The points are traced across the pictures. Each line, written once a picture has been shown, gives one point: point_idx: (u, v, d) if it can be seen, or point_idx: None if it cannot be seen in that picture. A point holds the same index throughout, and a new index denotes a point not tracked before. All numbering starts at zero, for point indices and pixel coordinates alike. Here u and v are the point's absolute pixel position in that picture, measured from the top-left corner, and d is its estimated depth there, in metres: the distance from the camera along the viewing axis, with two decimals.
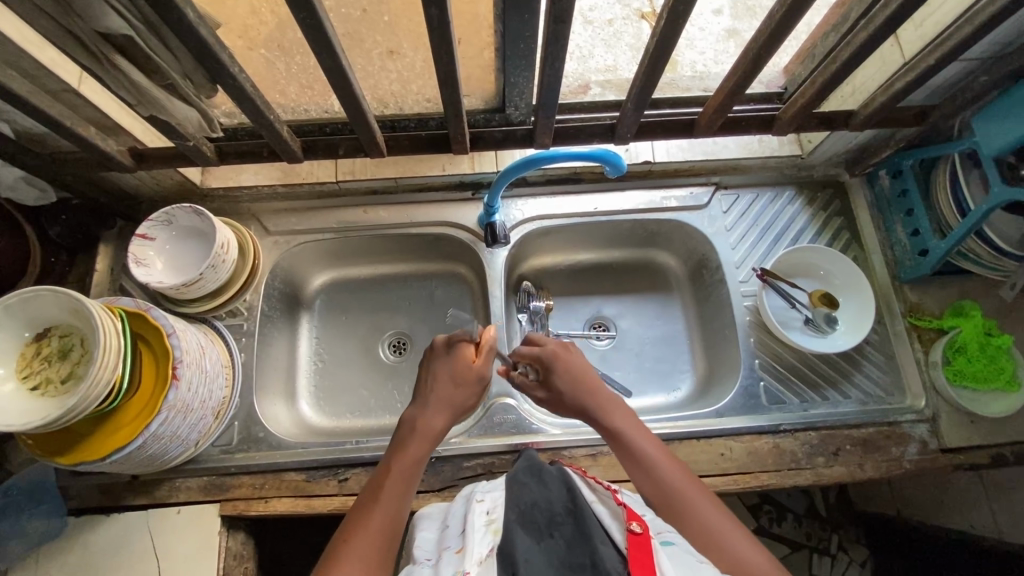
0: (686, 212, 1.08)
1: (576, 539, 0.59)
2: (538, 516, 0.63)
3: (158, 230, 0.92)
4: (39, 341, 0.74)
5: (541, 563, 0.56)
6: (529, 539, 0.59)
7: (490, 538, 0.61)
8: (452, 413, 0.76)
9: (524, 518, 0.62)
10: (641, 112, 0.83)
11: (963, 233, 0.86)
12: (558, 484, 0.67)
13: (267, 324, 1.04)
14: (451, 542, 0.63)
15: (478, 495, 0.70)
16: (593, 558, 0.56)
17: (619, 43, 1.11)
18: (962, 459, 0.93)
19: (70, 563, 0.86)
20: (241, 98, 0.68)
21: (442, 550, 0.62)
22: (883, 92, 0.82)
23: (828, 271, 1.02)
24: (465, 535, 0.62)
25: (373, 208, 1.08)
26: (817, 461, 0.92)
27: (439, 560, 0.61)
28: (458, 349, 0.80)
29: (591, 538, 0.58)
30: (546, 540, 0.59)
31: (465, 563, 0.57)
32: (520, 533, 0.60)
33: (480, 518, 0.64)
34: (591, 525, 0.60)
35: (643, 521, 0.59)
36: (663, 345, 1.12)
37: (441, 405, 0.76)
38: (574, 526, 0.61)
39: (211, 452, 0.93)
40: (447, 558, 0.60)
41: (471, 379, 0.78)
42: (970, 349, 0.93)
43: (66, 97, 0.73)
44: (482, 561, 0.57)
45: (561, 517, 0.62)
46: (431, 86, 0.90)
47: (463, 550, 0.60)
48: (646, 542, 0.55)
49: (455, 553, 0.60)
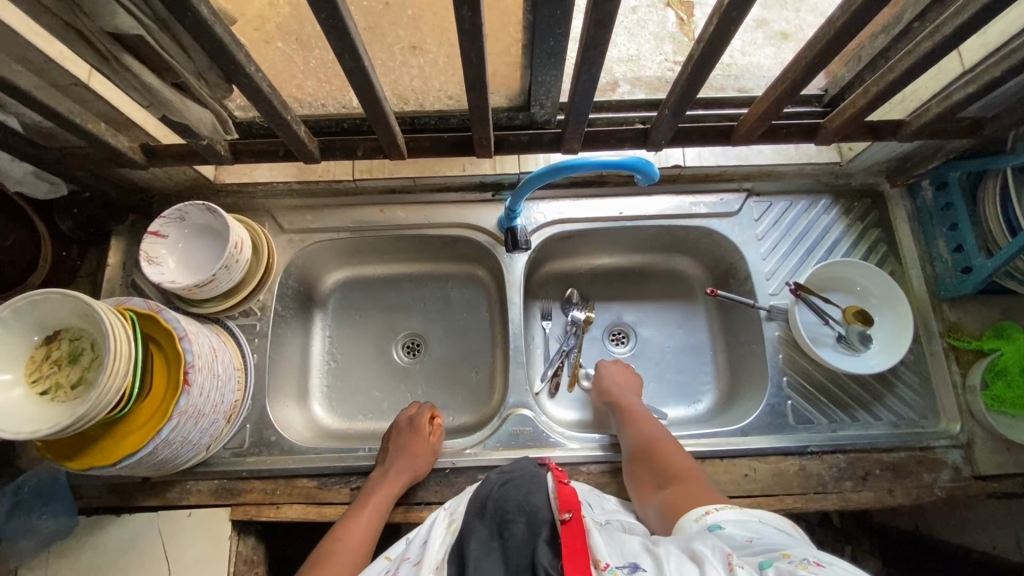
0: (715, 219, 1.03)
1: (521, 537, 0.64)
2: (498, 506, 0.70)
3: (170, 227, 0.90)
4: (49, 344, 0.72)
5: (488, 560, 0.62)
6: (482, 533, 0.66)
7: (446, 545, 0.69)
8: (415, 472, 0.86)
9: (482, 516, 0.70)
10: (679, 118, 0.78)
11: (1011, 253, 0.82)
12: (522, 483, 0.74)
13: (281, 324, 1.01)
14: (412, 552, 0.71)
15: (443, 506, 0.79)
16: (531, 557, 0.60)
17: (642, 32, 1.06)
18: (996, 487, 0.89)
19: (80, 564, 0.86)
20: (258, 99, 0.65)
21: (402, 560, 0.71)
22: (939, 103, 0.77)
23: (865, 287, 0.97)
24: (425, 546, 0.70)
25: (389, 207, 1.04)
26: (845, 485, 0.89)
27: (399, 569, 0.69)
28: (412, 420, 0.91)
29: (534, 537, 0.63)
30: (495, 540, 0.65)
31: (422, 569, 0.65)
32: (476, 530, 0.67)
33: (441, 526, 0.74)
34: (536, 525, 0.65)
35: (575, 509, 0.63)
36: (686, 356, 1.08)
37: (406, 466, 0.85)
38: (522, 524, 0.66)
39: (222, 455, 0.91)
40: (406, 568, 0.68)
41: (427, 445, 0.89)
42: (1011, 373, 0.88)
43: (76, 91, 0.69)
44: (437, 567, 0.65)
45: (511, 515, 0.68)
46: (454, 83, 0.86)
47: (420, 561, 0.68)
48: (575, 526, 0.60)
49: (413, 564, 0.68)
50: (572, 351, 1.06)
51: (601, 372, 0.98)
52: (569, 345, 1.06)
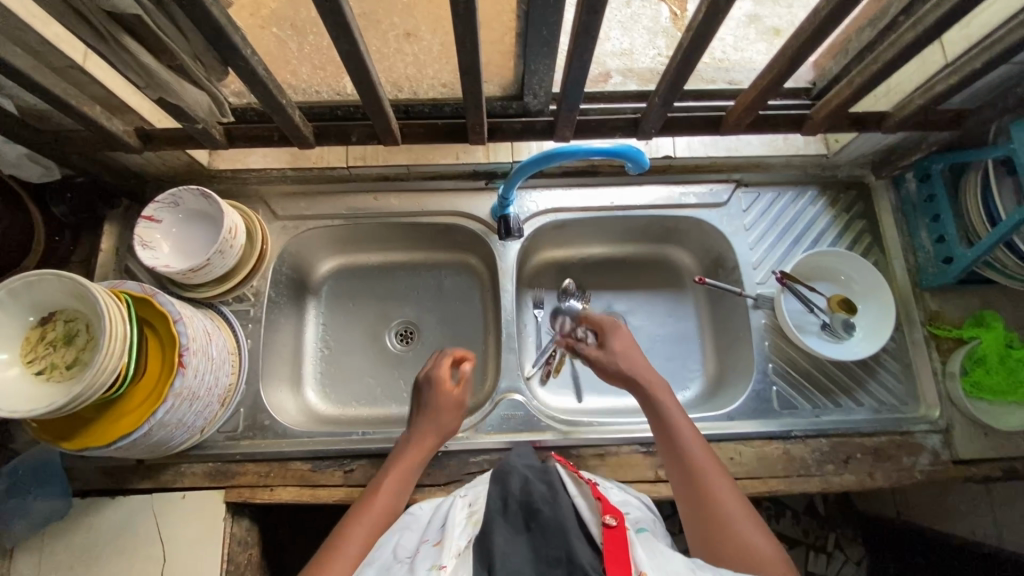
0: (705, 209, 1.05)
1: (552, 531, 0.65)
2: (522, 501, 0.72)
3: (164, 212, 0.90)
4: (44, 324, 0.72)
5: (515, 556, 0.63)
6: (507, 532, 0.66)
7: (468, 533, 0.70)
8: (443, 431, 0.87)
9: (508, 512, 0.70)
10: (669, 107, 0.80)
11: (990, 242, 0.84)
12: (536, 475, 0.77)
13: (275, 310, 1.02)
14: (432, 535, 0.72)
15: (462, 492, 0.81)
16: (568, 553, 0.61)
17: (636, 27, 1.07)
18: (974, 471, 0.92)
19: (75, 545, 0.87)
20: (254, 82, 0.66)
21: (422, 543, 0.72)
22: (922, 94, 0.79)
23: (849, 276, 0.99)
24: (444, 530, 0.71)
25: (383, 194, 1.05)
26: (827, 469, 0.91)
27: (419, 553, 0.69)
28: (433, 375, 0.90)
29: (567, 531, 0.64)
30: (521, 535, 0.66)
31: (443, 557, 0.65)
32: (500, 527, 0.67)
33: (461, 514, 0.74)
34: (567, 521, 0.66)
35: (617, 514, 0.63)
36: (675, 344, 1.10)
37: (432, 426, 0.87)
38: (552, 519, 0.67)
39: (217, 438, 0.92)
40: (427, 550, 0.69)
41: (452, 403, 0.89)
42: (990, 360, 0.91)
43: (72, 74, 0.70)
44: (459, 554, 0.65)
45: (538, 511, 0.69)
46: (448, 71, 0.87)
47: (441, 543, 0.69)
48: (620, 535, 0.59)
49: (434, 546, 0.69)
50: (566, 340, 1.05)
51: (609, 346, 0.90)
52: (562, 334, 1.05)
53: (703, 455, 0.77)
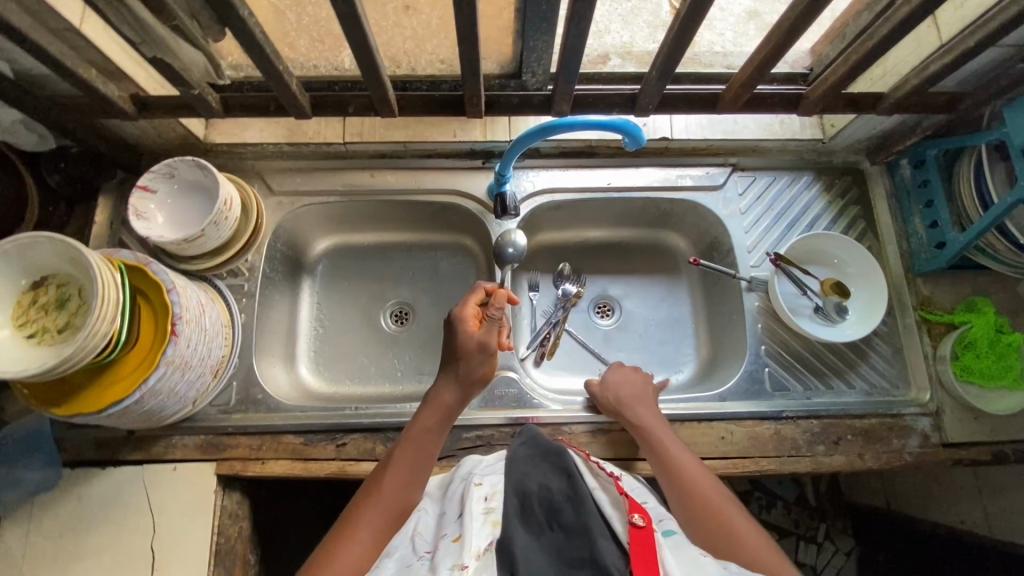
0: (701, 192, 1.05)
1: (575, 531, 0.61)
2: (541, 501, 0.67)
3: (158, 182, 0.90)
4: (35, 288, 0.72)
5: (538, 557, 0.58)
6: (528, 533, 0.62)
7: (489, 530, 0.64)
8: (462, 385, 0.81)
9: (523, 512, 0.66)
10: (665, 83, 0.80)
11: (983, 226, 0.84)
12: (551, 471, 0.72)
13: (270, 287, 1.02)
14: (450, 529, 0.68)
15: (477, 480, 0.75)
16: (592, 553, 0.57)
17: (637, 20, 1.05)
18: (963, 454, 0.92)
19: (65, 515, 0.86)
20: (250, 44, 0.65)
21: (440, 539, 0.67)
22: (917, 75, 0.79)
23: (841, 259, 1.00)
24: (463, 523, 0.66)
25: (380, 172, 1.05)
26: (817, 449, 0.91)
27: (438, 550, 0.65)
28: (461, 317, 0.81)
29: (590, 529, 0.60)
30: (546, 536, 0.62)
31: (464, 556, 0.60)
32: (519, 528, 0.62)
33: (478, 506, 0.68)
34: (590, 517, 0.61)
35: (644, 513, 0.59)
36: (668, 327, 1.11)
37: (450, 379, 0.82)
38: (573, 519, 0.63)
39: (209, 411, 0.92)
40: (447, 546, 0.64)
41: (471, 348, 0.81)
42: (980, 344, 0.92)
43: (67, 36, 0.70)
44: (480, 555, 0.60)
45: (561, 511, 0.65)
46: (447, 47, 0.88)
47: (461, 538, 0.64)
48: (648, 537, 0.56)
49: (452, 542, 0.64)
50: (560, 324, 1.07)
51: (610, 379, 0.92)
52: (555, 319, 1.07)
53: (683, 456, 0.81)
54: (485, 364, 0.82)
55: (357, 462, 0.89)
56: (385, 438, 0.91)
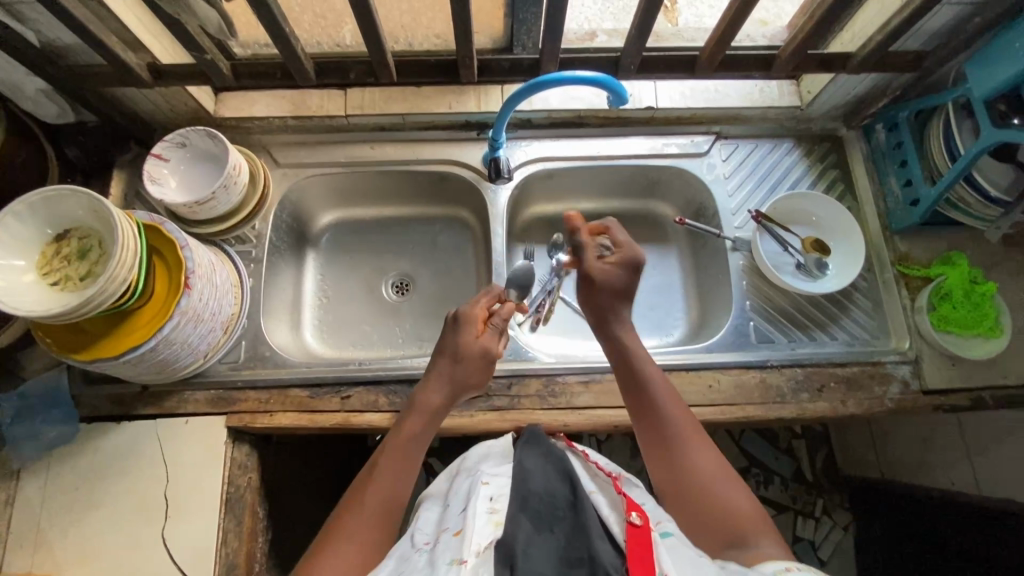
0: (685, 159, 1.10)
1: (575, 532, 0.62)
2: (543, 501, 0.66)
3: (172, 151, 0.96)
4: (59, 240, 0.77)
5: (540, 552, 0.58)
6: (531, 526, 0.62)
7: (491, 530, 0.63)
8: (452, 390, 0.82)
9: (524, 508, 0.65)
10: (643, 44, 0.87)
11: (951, 179, 0.89)
12: (553, 475, 0.72)
13: (276, 255, 1.07)
14: (452, 524, 0.67)
15: (485, 478, 0.72)
16: (591, 553, 0.59)
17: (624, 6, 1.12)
18: (943, 400, 0.96)
19: (81, 465, 0.90)
20: (258, 4, 0.73)
21: (442, 532, 0.67)
22: (879, 33, 0.86)
23: (821, 217, 1.05)
24: (465, 519, 0.65)
25: (379, 144, 1.10)
26: (801, 396, 0.95)
27: (438, 543, 0.65)
28: (467, 314, 0.85)
29: (588, 530, 0.62)
30: (544, 532, 0.62)
31: (463, 551, 0.61)
32: (522, 522, 0.62)
33: (482, 505, 0.67)
34: (590, 520, 0.63)
35: (642, 513, 0.62)
36: (659, 292, 1.15)
37: (440, 382, 0.82)
38: (573, 519, 0.64)
39: (219, 368, 0.96)
40: (447, 541, 0.64)
41: (473, 354, 0.83)
42: (956, 295, 0.97)
43: (91, 4, 0.76)
44: (480, 551, 0.60)
45: (560, 510, 0.66)
46: (441, 21, 0.96)
47: (462, 533, 0.64)
48: (644, 535, 0.59)
49: (453, 536, 0.64)
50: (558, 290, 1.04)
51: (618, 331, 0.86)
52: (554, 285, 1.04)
53: (679, 420, 0.79)
54: (479, 372, 0.84)
55: (360, 413, 0.94)
56: (387, 390, 0.95)
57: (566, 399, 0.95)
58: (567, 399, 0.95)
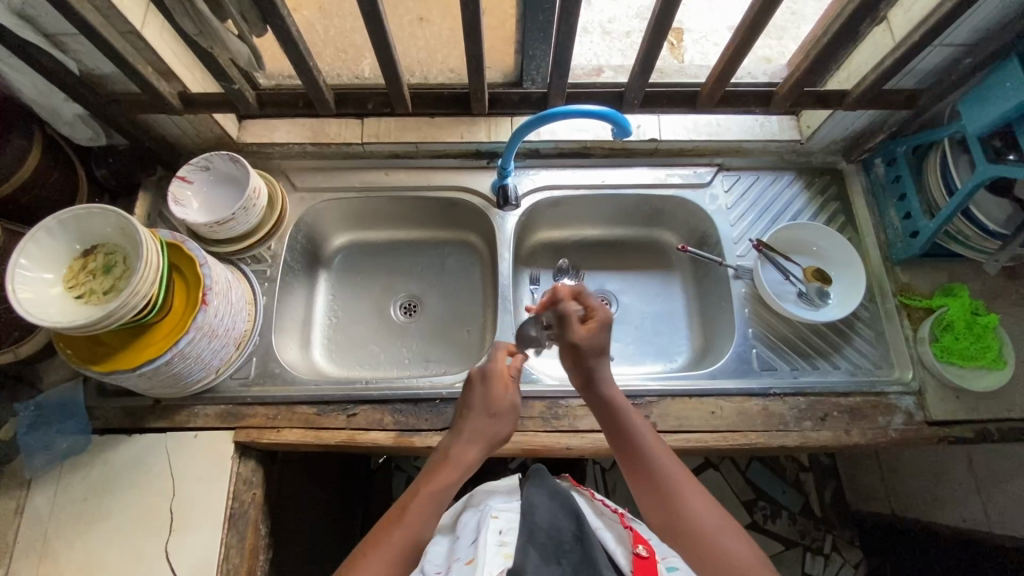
0: (688, 189, 1.14)
1: (583, 564, 0.61)
2: (550, 534, 0.65)
3: (196, 174, 1.00)
4: (86, 255, 0.81)
5: None
6: (537, 557, 0.61)
7: (501, 561, 0.61)
8: (484, 444, 0.81)
9: (532, 540, 0.64)
10: (647, 79, 0.92)
11: (950, 211, 0.91)
12: (559, 507, 0.70)
13: (289, 275, 1.10)
14: (463, 552, 0.66)
15: (493, 511, 0.69)
16: None
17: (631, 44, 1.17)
18: (947, 432, 0.95)
19: (91, 476, 0.92)
20: (285, 38, 0.79)
21: (453, 561, 0.65)
22: (873, 71, 0.90)
23: (821, 247, 1.07)
24: (477, 546, 0.63)
25: (393, 171, 1.15)
26: (805, 425, 0.95)
27: (450, 572, 0.63)
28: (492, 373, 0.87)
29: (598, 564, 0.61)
30: (552, 564, 0.61)
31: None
32: (531, 554, 0.61)
33: (492, 537, 0.64)
34: (598, 554, 0.62)
35: (649, 545, 0.65)
36: (662, 319, 1.17)
37: (472, 438, 0.81)
38: (581, 551, 0.63)
39: (230, 383, 0.98)
40: (458, 569, 0.62)
41: (503, 409, 0.85)
42: (957, 326, 0.97)
43: (131, 38, 0.82)
44: None
45: (567, 542, 0.64)
46: (455, 56, 1.03)
47: (474, 561, 0.62)
48: (651, 564, 0.61)
49: (466, 565, 0.62)
50: None
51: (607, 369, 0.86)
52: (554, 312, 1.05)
53: (671, 469, 0.76)
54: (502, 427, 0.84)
55: (365, 431, 0.95)
56: (392, 409, 0.97)
57: (569, 421, 0.96)
58: (570, 422, 0.96)
